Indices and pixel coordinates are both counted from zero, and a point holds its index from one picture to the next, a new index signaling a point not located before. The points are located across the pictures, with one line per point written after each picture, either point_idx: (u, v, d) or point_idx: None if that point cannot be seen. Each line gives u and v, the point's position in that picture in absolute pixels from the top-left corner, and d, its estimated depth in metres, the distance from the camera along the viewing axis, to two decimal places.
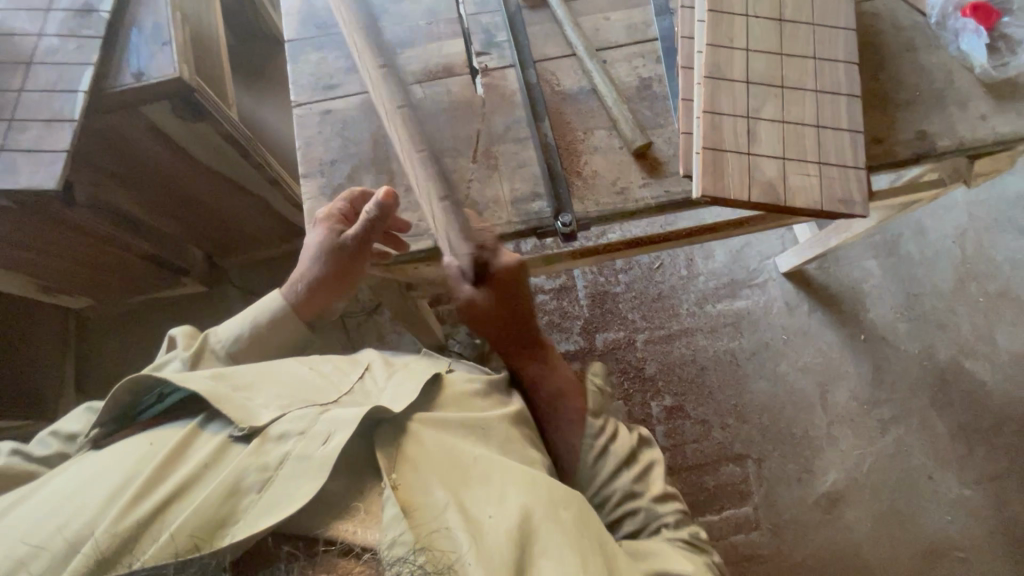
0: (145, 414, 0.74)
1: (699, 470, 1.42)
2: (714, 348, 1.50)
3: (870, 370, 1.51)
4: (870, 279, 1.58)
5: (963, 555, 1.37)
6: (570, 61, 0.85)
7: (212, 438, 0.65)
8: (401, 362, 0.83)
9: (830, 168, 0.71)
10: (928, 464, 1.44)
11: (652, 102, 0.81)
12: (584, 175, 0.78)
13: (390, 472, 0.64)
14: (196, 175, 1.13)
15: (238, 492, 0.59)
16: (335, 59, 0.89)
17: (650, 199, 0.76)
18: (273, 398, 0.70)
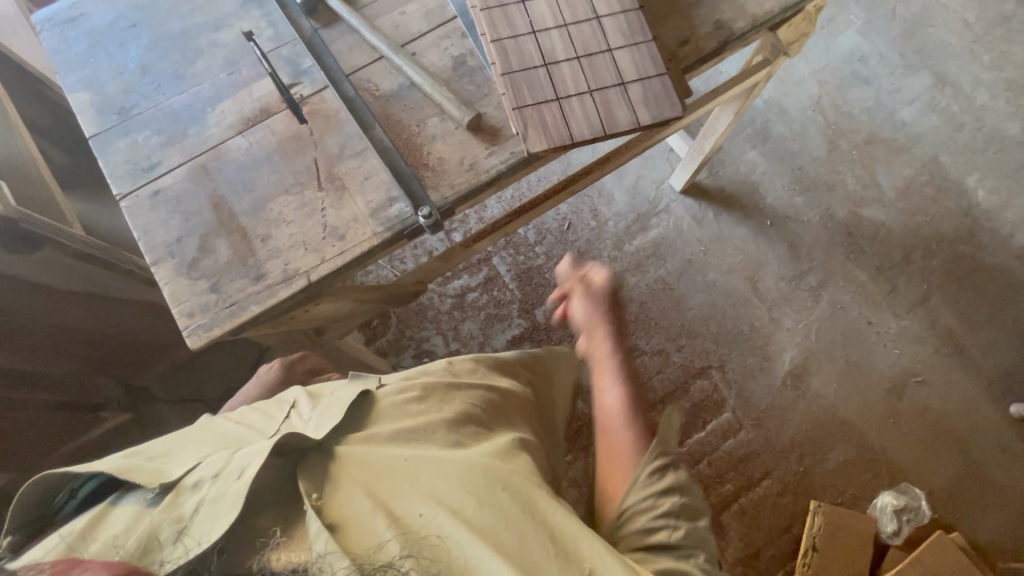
0: (64, 510, 0.59)
1: (673, 397, 1.46)
2: (645, 282, 1.56)
3: (786, 249, 1.61)
4: (757, 169, 1.68)
5: (920, 379, 1.49)
6: (380, 64, 0.86)
7: (125, 510, 0.56)
8: (327, 390, 0.79)
9: (633, 84, 0.75)
10: (865, 311, 1.55)
11: (471, 75, 0.83)
12: (431, 164, 0.80)
13: (312, 492, 0.57)
14: (64, 308, 1.08)
15: (151, 550, 0.52)
16: (146, 139, 0.84)
17: (500, 165, 0.79)
18: (190, 457, 0.65)
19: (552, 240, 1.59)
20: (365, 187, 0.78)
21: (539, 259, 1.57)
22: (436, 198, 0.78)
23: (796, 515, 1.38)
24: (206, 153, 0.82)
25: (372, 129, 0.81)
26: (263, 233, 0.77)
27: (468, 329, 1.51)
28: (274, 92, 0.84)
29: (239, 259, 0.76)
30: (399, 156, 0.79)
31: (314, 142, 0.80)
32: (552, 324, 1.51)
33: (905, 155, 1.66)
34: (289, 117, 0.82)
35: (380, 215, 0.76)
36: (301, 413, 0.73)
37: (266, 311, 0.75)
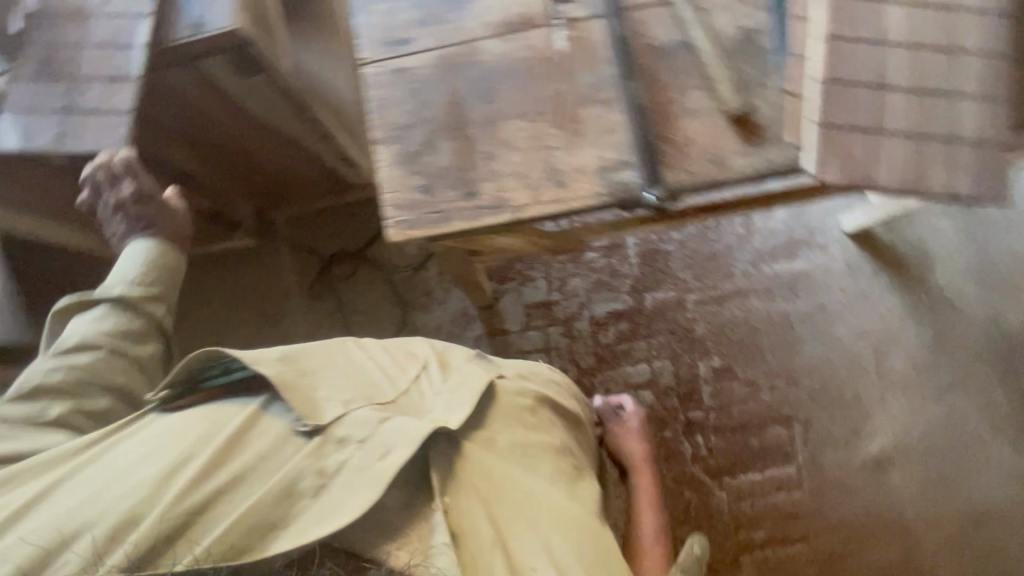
0: (210, 382, 0.79)
1: (744, 430, 1.42)
2: (767, 310, 1.46)
3: (931, 336, 1.46)
4: (940, 240, 1.49)
5: (1010, 522, 1.37)
6: (663, 10, 0.77)
7: (275, 427, 0.71)
8: (452, 361, 0.91)
9: (954, 148, 0.68)
10: (984, 433, 1.41)
11: (758, 57, 0.74)
12: (677, 141, 0.73)
13: (443, 495, 0.71)
14: (261, 138, 1.06)
15: (292, 494, 0.66)
16: (404, 11, 0.81)
17: (749, 169, 0.72)
18: (333, 391, 0.76)
19: (693, 232, 1.49)
20: (603, 141, 0.73)
21: (671, 245, 1.49)
22: (670, 181, 0.72)
23: None
24: (457, 45, 0.77)
25: (633, 81, 0.74)
26: (487, 152, 0.74)
27: (575, 285, 1.48)
28: (543, 1, 0.78)
29: (458, 170, 0.74)
30: (651, 122, 0.73)
31: (566, 70, 0.75)
32: (656, 314, 1.47)
33: None
34: (550, 33, 0.76)
35: (607, 175, 0.72)
36: (430, 380, 0.85)
37: (469, 231, 0.73)
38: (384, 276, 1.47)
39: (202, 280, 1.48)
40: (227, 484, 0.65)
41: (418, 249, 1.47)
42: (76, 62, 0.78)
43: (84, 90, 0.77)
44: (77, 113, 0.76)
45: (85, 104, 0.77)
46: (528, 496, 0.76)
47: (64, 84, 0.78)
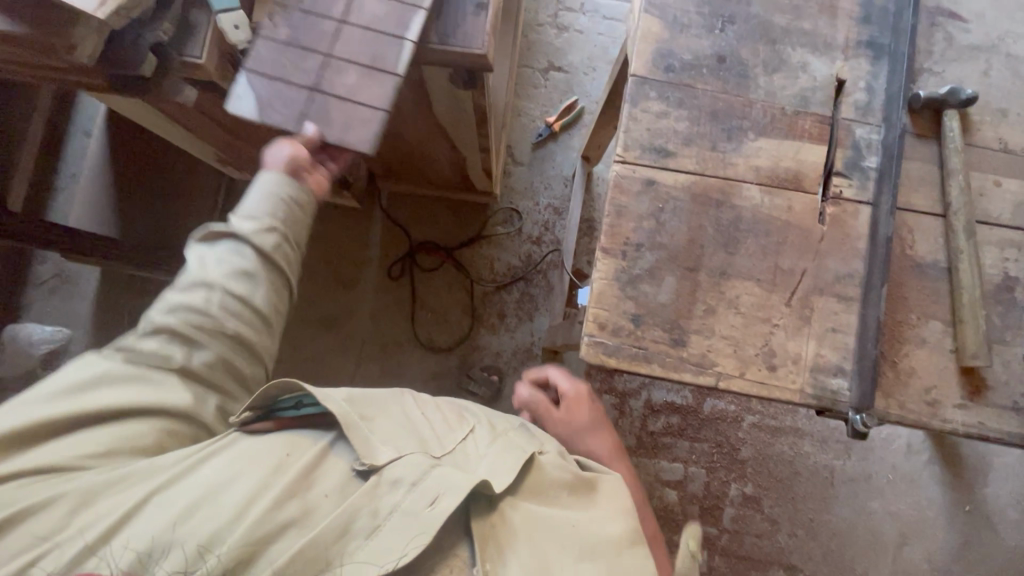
0: (285, 413, 0.67)
1: (748, 563, 1.40)
2: (815, 459, 1.44)
3: (957, 543, 1.44)
4: (1005, 456, 1.46)
5: None
6: (935, 223, 0.78)
7: (338, 464, 0.62)
8: (503, 425, 0.75)
9: None
10: None
11: (1008, 310, 0.75)
12: (900, 367, 0.74)
13: (482, 560, 0.57)
14: (414, 117, 1.01)
15: (344, 537, 0.56)
16: (677, 120, 0.80)
17: (958, 426, 0.73)
18: (395, 438, 0.65)
19: None
20: (824, 338, 0.75)
21: None
22: (881, 408, 0.73)
23: None
24: (718, 179, 0.79)
25: (880, 293, 0.74)
26: (709, 306, 0.75)
27: None
28: (819, 168, 0.79)
29: (676, 312, 0.75)
30: (882, 341, 0.73)
31: (816, 251, 0.77)
32: (709, 420, 1.44)
33: None
34: (814, 204, 0.78)
35: (817, 376, 0.74)
36: (477, 442, 0.69)
37: (665, 379, 0.74)
38: (467, 283, 1.44)
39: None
40: (291, 520, 0.56)
41: (508, 269, 1.44)
42: (339, 38, 0.77)
43: (340, 71, 0.76)
44: (326, 94, 0.75)
45: (337, 86, 0.76)
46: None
47: (322, 56, 0.76)
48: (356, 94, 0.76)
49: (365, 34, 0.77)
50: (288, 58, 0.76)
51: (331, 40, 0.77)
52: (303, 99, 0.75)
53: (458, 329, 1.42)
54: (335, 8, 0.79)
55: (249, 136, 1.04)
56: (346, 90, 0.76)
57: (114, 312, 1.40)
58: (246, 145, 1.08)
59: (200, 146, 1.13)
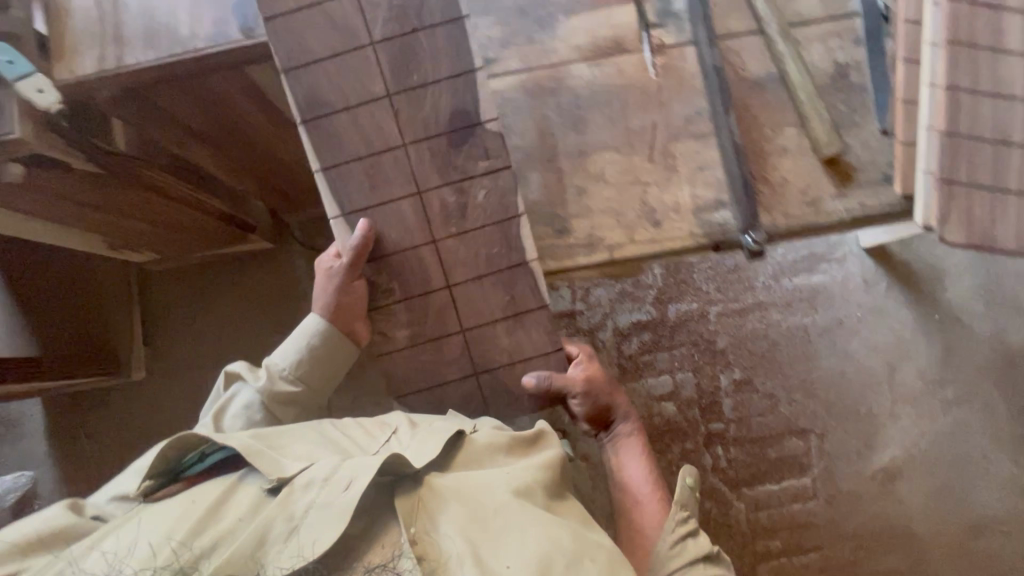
0: (190, 469, 0.81)
1: (762, 443, 1.44)
2: (787, 324, 1.48)
3: (941, 351, 1.50)
4: (955, 257, 1.53)
5: (1006, 530, 1.44)
6: (754, 38, 0.93)
7: (249, 488, 0.74)
8: (424, 420, 0.87)
9: None
10: (985, 443, 1.47)
11: (848, 95, 0.92)
12: (774, 182, 0.89)
13: (410, 525, 0.72)
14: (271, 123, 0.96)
15: (265, 543, 0.69)
16: (489, 30, 0.93)
17: (843, 213, 0.88)
18: (303, 454, 0.79)
19: None
20: (695, 177, 0.90)
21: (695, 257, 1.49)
22: (769, 225, 0.87)
23: None
24: (549, 68, 0.93)
25: (723, 113, 0.90)
26: (581, 185, 0.90)
27: (598, 295, 1.46)
28: (632, 26, 0.93)
29: (552, 202, 0.90)
30: (744, 162, 0.88)
31: (660, 102, 0.92)
32: (679, 325, 1.46)
33: None
34: (642, 63, 0.92)
35: (702, 215, 0.88)
36: (400, 438, 0.83)
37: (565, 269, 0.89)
38: None
39: (199, 284, 1.38)
40: (211, 547, 0.68)
41: None
42: (457, 299, 0.88)
43: (492, 333, 0.89)
44: (495, 364, 0.90)
45: (499, 343, 0.89)
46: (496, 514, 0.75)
47: (458, 333, 0.89)
48: (519, 350, 0.90)
49: (483, 283, 0.88)
50: (426, 355, 0.90)
51: (452, 310, 0.89)
52: (474, 388, 0.91)
53: None
54: (431, 271, 0.87)
55: (122, 212, 1.01)
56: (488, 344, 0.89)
57: (66, 433, 1.36)
58: (133, 223, 1.06)
59: (87, 243, 1.09)
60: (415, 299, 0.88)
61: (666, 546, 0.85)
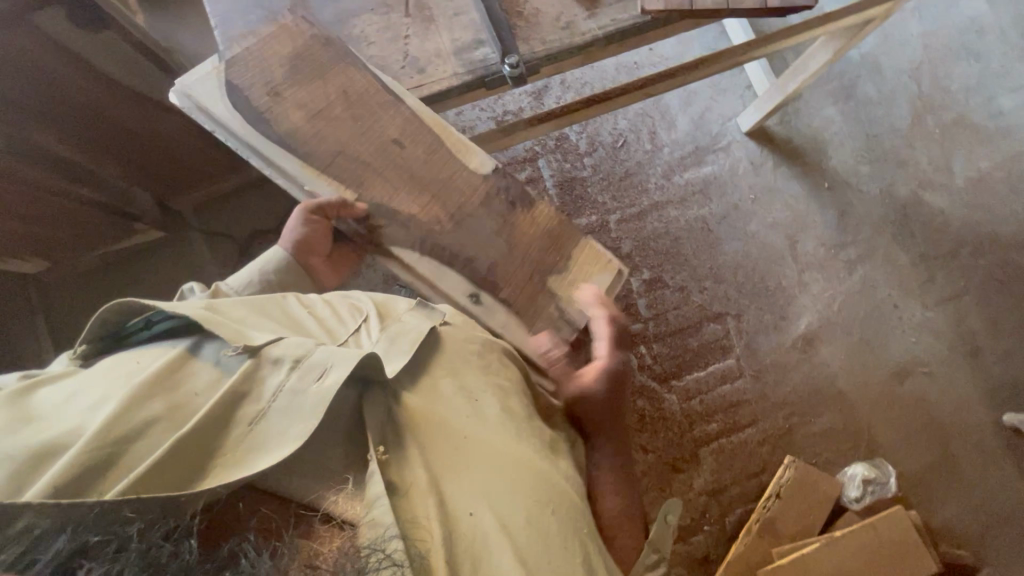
0: (135, 334, 0.74)
1: (682, 333, 1.48)
2: (685, 218, 1.53)
3: (835, 216, 1.56)
4: (831, 126, 1.60)
5: (928, 370, 1.50)
6: None
7: (208, 365, 0.68)
8: (396, 314, 0.87)
9: None
10: (894, 294, 1.54)
11: None
12: (527, 13, 0.97)
13: (381, 446, 0.69)
14: (99, 92, 1.01)
15: (232, 421, 0.63)
16: None
17: (596, 31, 0.95)
18: (269, 330, 0.75)
19: (602, 154, 1.55)
20: (453, 24, 0.98)
21: (585, 171, 1.54)
22: (524, 51, 0.95)
23: (768, 464, 1.44)
24: None
25: None
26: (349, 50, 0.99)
27: None
28: None
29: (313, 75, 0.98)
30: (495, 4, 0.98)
31: None
32: (583, 238, 1.51)
33: (990, 145, 1.60)
34: None
35: (463, 55, 0.96)
36: (369, 333, 0.82)
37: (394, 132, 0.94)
38: None
39: (97, 287, 1.38)
40: (159, 415, 0.61)
41: None
42: None
43: None
44: None
45: None
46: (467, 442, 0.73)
47: None
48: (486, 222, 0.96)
49: None
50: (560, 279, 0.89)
51: None
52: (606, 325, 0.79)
53: None
54: None
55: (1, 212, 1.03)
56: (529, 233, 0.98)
57: None
58: (12, 224, 1.08)
59: None
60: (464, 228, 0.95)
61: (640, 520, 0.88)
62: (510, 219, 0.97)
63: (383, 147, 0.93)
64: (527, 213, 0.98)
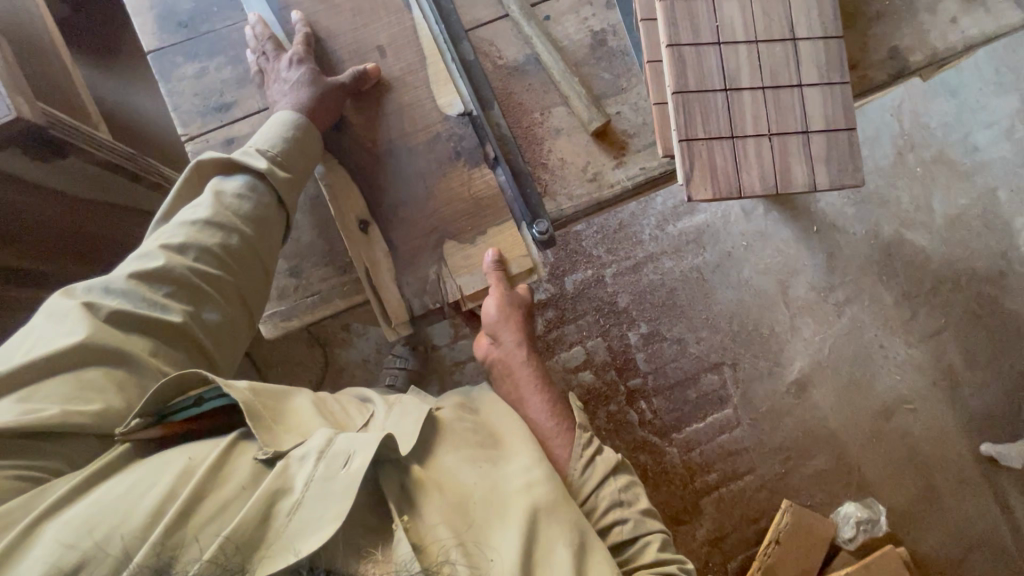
0: (179, 416, 0.67)
1: (682, 385, 1.49)
2: (680, 268, 1.52)
3: (823, 259, 1.58)
4: None
5: (912, 406, 1.56)
6: (507, 24, 0.93)
7: (248, 456, 0.65)
8: (398, 396, 0.83)
9: (813, 85, 0.73)
10: (880, 334, 1.57)
11: (610, 61, 0.92)
12: (553, 163, 0.90)
13: (402, 513, 0.65)
14: (53, 209, 0.93)
15: (271, 518, 0.59)
16: (218, 68, 0.92)
17: (625, 181, 0.89)
18: (303, 424, 0.71)
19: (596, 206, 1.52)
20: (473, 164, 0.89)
21: (580, 224, 1.51)
22: (553, 209, 0.88)
23: (767, 508, 1.48)
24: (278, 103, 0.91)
25: (491, 110, 0.89)
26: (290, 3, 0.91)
27: None
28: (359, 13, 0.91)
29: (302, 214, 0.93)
30: (517, 152, 0.88)
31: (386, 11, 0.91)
32: (580, 294, 1.49)
33: (967, 182, 1.64)
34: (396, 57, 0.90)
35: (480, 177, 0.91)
36: (375, 422, 0.77)
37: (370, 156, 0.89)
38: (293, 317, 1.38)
39: None
40: (212, 512, 0.59)
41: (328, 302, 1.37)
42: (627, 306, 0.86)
43: None
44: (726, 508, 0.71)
45: None
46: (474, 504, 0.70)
47: None
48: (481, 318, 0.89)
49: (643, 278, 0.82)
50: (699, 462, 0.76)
51: None
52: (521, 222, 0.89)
53: (315, 365, 1.40)
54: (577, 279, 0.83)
55: None
56: (461, 192, 0.88)
57: None
58: None
59: None
60: (397, 146, 0.89)
61: (575, 473, 0.80)
62: (447, 168, 0.88)
63: (365, 49, 0.90)
64: (468, 171, 0.88)
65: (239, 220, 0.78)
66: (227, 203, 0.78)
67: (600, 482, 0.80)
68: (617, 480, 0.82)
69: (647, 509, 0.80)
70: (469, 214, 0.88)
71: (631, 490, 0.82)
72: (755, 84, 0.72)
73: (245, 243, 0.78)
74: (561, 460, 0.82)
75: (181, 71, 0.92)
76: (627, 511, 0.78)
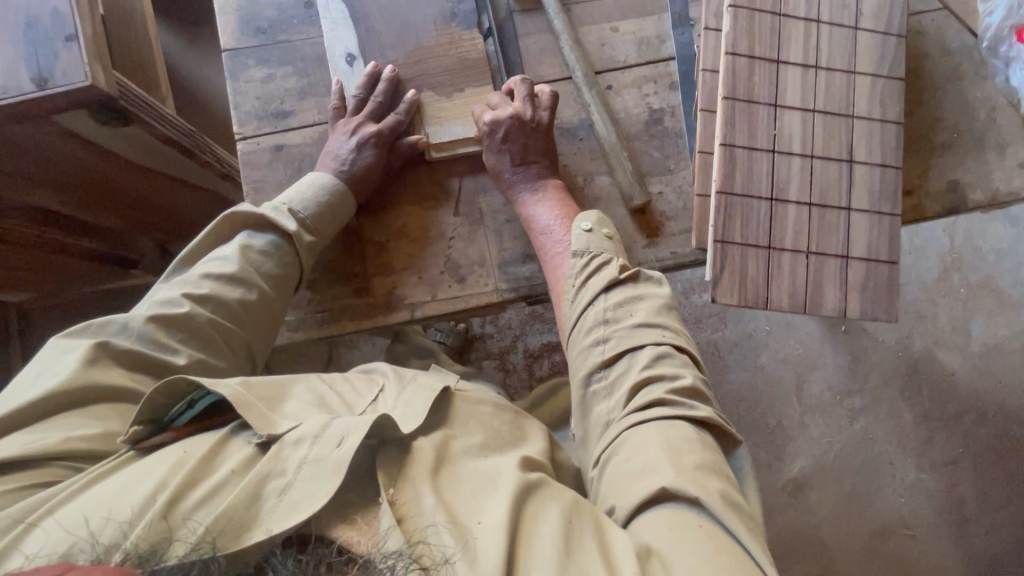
0: (183, 418, 0.68)
1: None
2: (697, 340, 1.52)
3: (847, 361, 1.53)
4: None
5: (913, 533, 1.47)
6: (568, 84, 0.95)
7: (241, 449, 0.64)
8: (411, 373, 0.82)
9: (861, 214, 0.73)
10: (892, 451, 1.51)
11: (662, 141, 0.92)
12: None
13: (389, 487, 0.62)
14: (105, 164, 1.03)
15: (258, 497, 0.58)
16: (284, 78, 0.95)
17: (654, 262, 0.90)
18: (299, 411, 0.70)
19: None
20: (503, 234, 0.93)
21: None
22: None
23: None
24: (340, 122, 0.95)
25: None
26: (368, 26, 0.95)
27: (508, 319, 1.45)
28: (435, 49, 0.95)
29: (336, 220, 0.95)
30: None
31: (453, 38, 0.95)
32: None
33: (1012, 314, 1.57)
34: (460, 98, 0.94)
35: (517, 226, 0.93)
36: (387, 399, 0.76)
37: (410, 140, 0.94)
38: None
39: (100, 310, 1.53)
40: (200, 499, 0.58)
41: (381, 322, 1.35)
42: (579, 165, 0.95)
43: (631, 309, 0.77)
44: (645, 334, 0.76)
45: (628, 317, 0.77)
46: (470, 473, 0.67)
47: None
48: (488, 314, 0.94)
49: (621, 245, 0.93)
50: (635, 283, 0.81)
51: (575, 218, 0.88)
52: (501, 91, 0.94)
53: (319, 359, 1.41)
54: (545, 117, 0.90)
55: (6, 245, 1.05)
56: (448, 49, 0.95)
57: None
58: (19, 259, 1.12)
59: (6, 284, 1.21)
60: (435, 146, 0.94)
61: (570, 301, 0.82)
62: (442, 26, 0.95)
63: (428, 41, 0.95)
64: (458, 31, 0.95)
65: (258, 277, 0.83)
66: (251, 259, 0.83)
67: (589, 308, 0.79)
68: (610, 298, 0.79)
69: (644, 320, 0.76)
70: (456, 70, 0.95)
71: (625, 307, 0.78)
72: (802, 200, 0.72)
73: (262, 300, 0.83)
74: (561, 277, 0.85)
75: (250, 74, 0.95)
76: (610, 330, 0.76)
